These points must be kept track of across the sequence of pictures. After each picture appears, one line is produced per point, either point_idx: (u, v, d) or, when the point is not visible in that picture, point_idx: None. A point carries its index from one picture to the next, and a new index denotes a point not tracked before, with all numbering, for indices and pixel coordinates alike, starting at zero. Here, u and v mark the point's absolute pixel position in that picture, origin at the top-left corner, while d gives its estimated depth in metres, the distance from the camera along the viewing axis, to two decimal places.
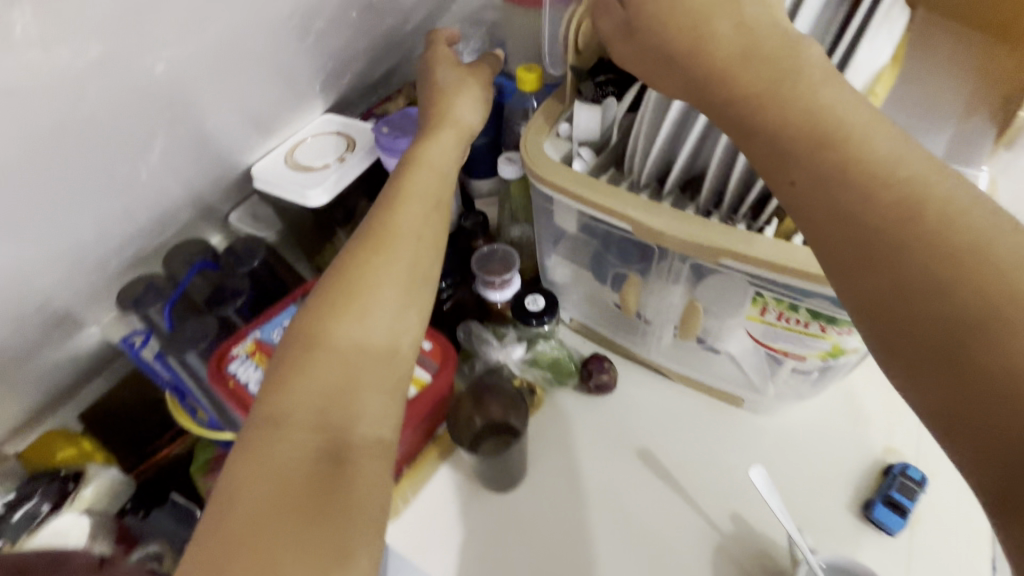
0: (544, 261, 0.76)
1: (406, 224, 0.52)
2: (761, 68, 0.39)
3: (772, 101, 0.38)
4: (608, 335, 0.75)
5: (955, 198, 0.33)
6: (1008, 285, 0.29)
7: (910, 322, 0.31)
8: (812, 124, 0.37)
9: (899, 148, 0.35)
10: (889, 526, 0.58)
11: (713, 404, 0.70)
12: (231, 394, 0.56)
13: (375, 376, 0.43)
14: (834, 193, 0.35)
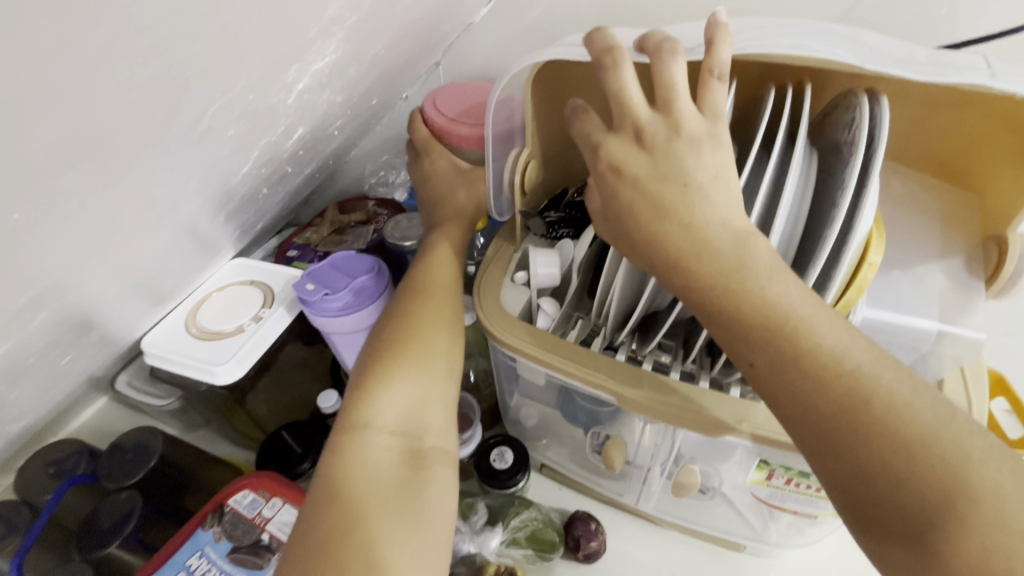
0: (508, 402, 0.67)
1: (439, 270, 0.57)
2: (700, 238, 0.33)
3: (723, 281, 0.32)
4: (586, 482, 0.67)
5: (899, 388, 0.29)
6: (964, 479, 0.27)
7: (887, 520, 0.28)
8: (758, 302, 0.31)
9: (841, 333, 0.31)
10: None
11: (712, 553, 0.63)
12: None
13: (432, 394, 0.48)
14: (793, 375, 0.30)
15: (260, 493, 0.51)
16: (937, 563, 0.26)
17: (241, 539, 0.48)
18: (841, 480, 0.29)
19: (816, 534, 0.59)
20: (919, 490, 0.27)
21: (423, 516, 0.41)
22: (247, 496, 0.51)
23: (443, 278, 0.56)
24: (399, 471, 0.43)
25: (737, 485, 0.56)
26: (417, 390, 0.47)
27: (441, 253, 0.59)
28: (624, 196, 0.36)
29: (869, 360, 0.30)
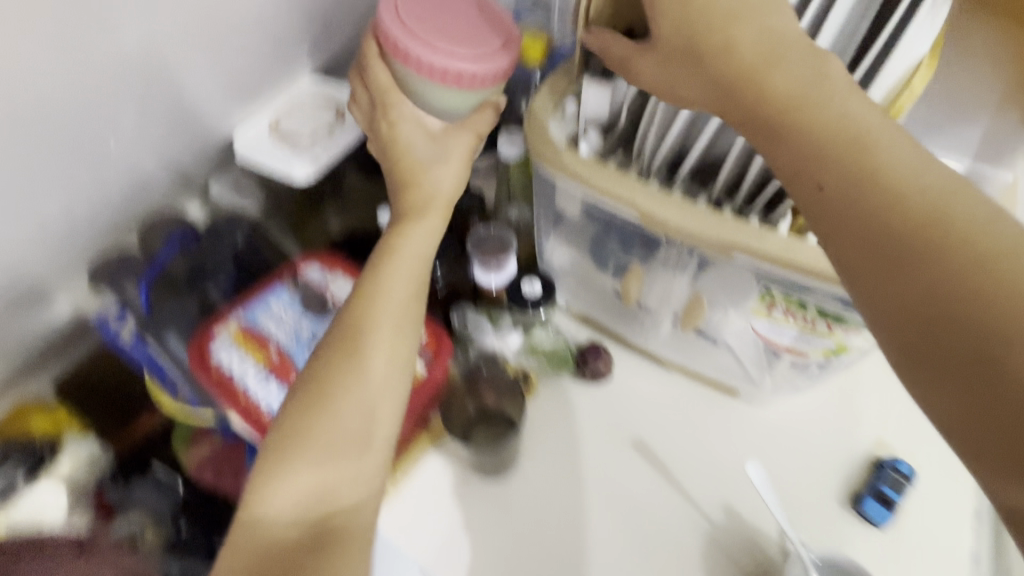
0: (543, 244, 0.73)
1: (394, 266, 0.47)
2: (764, 62, 0.41)
3: (789, 108, 0.39)
4: (604, 321, 0.74)
5: (974, 211, 0.34)
6: (1017, 284, 0.31)
7: (941, 351, 0.32)
8: (835, 122, 0.37)
9: (917, 158, 0.36)
10: (876, 518, 0.58)
11: (709, 393, 0.69)
12: (216, 383, 0.51)
13: (359, 456, 0.42)
14: (854, 195, 0.35)
15: (329, 270, 0.60)
16: (979, 358, 0.31)
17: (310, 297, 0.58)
18: (905, 321, 0.33)
19: (808, 381, 0.64)
20: (961, 292, 0.32)
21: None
22: (315, 268, 0.60)
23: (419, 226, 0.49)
24: (307, 515, 0.40)
25: (741, 326, 0.61)
26: (332, 429, 0.42)
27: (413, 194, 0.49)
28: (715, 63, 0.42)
29: (953, 182, 0.34)
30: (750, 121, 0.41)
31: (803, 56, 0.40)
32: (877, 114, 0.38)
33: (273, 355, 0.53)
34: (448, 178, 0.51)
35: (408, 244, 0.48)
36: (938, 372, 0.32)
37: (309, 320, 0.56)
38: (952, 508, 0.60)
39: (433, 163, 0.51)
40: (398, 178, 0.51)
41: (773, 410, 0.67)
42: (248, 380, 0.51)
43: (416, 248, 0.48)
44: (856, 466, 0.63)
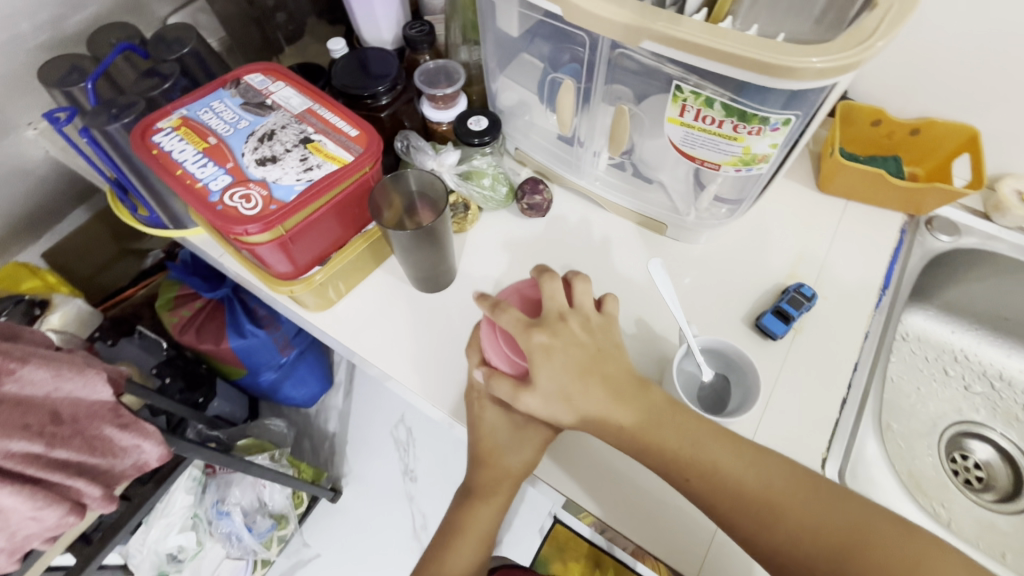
0: (491, 87, 0.75)
1: (515, 464, 0.56)
2: (645, 427, 0.48)
3: (683, 460, 0.47)
4: (549, 163, 0.76)
5: (739, 465, 0.46)
6: (803, 517, 0.44)
7: (808, 569, 0.43)
8: (684, 454, 0.47)
9: (741, 462, 0.46)
10: (773, 329, 0.63)
11: (640, 232, 0.74)
12: (155, 160, 0.55)
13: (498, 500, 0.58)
14: (723, 492, 0.46)
15: (271, 78, 0.62)
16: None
17: (251, 98, 0.60)
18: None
19: (727, 214, 0.68)
20: (782, 536, 0.44)
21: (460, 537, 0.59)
22: (258, 76, 0.62)
23: (511, 441, 0.56)
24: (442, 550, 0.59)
25: (664, 149, 0.63)
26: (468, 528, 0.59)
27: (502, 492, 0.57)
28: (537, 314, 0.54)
29: (678, 455, 0.47)
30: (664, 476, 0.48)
31: (623, 379, 0.50)
32: (700, 424, 0.48)
33: (211, 142, 0.56)
34: (524, 452, 0.56)
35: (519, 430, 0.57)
36: None
37: (247, 116, 0.58)
38: (846, 327, 0.65)
39: (508, 450, 0.56)
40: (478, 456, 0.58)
41: (695, 246, 0.71)
42: (189, 161, 0.54)
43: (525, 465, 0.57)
44: (766, 295, 0.67)
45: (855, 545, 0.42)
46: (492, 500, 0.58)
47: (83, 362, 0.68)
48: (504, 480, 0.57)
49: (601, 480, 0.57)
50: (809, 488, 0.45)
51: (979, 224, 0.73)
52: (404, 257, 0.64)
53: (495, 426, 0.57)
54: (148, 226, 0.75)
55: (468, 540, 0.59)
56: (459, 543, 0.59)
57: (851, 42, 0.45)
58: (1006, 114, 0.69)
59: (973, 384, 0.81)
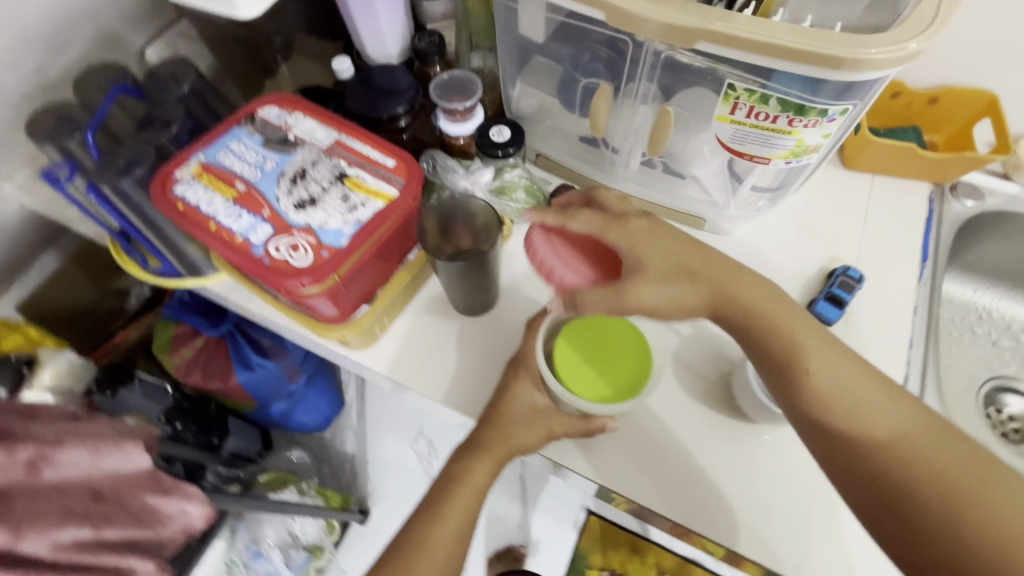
0: (509, 94, 0.72)
1: (520, 442, 0.55)
2: (781, 324, 0.49)
3: (812, 361, 0.48)
4: (576, 167, 0.74)
5: (870, 386, 0.47)
6: (920, 452, 0.45)
7: (906, 497, 0.44)
8: (817, 354, 0.48)
9: (870, 385, 0.47)
10: (828, 316, 0.63)
11: (677, 228, 0.72)
12: (183, 216, 0.51)
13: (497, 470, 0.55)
14: (842, 398, 0.47)
15: (288, 110, 0.58)
16: (902, 511, 0.44)
17: (272, 135, 0.56)
18: (883, 501, 0.45)
19: (766, 203, 0.67)
20: (890, 463, 0.45)
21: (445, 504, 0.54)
22: (274, 109, 0.58)
23: (528, 416, 0.55)
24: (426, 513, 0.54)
25: (704, 146, 0.62)
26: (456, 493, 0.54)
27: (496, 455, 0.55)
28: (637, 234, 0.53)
29: (803, 359, 0.48)
30: (782, 370, 0.49)
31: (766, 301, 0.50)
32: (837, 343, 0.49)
33: (241, 189, 0.52)
34: (532, 432, 0.55)
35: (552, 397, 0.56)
36: (895, 528, 0.44)
37: (273, 155, 0.55)
38: (894, 302, 0.65)
39: (518, 425, 0.55)
40: (491, 424, 0.55)
41: (733, 237, 0.71)
42: (221, 213, 0.51)
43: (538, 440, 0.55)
44: (812, 279, 0.67)
45: (960, 496, 0.42)
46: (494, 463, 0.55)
47: (116, 432, 0.64)
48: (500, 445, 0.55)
49: (674, 480, 0.56)
50: (930, 433, 0.46)
51: (1001, 185, 0.75)
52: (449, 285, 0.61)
53: (518, 401, 0.56)
54: (159, 278, 0.69)
55: (463, 498, 0.54)
56: (457, 496, 0.54)
57: (911, 29, 0.44)
58: (1022, 77, 0.70)
59: (1001, 339, 0.83)
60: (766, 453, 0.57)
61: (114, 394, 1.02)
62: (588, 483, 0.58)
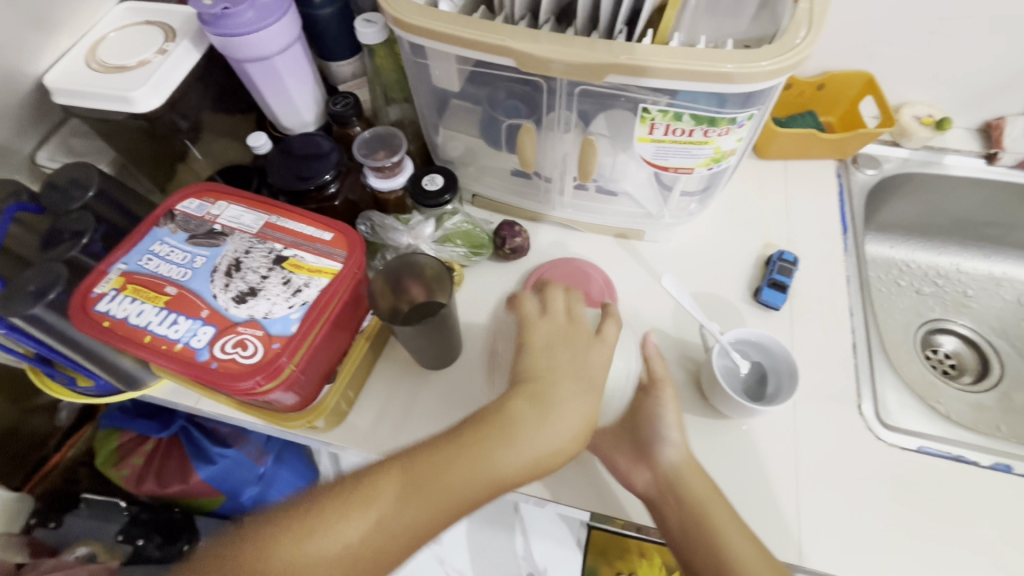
0: (434, 141, 0.73)
1: (551, 446, 0.44)
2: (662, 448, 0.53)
3: (671, 478, 0.52)
4: (513, 202, 0.75)
5: (714, 500, 0.50)
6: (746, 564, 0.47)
7: None
8: (676, 471, 0.52)
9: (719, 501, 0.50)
10: (774, 303, 0.67)
11: (620, 243, 0.74)
12: (112, 333, 0.48)
13: (496, 481, 0.43)
14: (687, 505, 0.50)
15: (208, 199, 0.56)
16: None
17: (196, 229, 0.53)
18: None
19: (696, 206, 0.70)
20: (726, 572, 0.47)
21: (401, 526, 0.40)
22: (194, 200, 0.56)
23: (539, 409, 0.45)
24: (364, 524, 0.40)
25: (630, 164, 0.64)
26: (420, 505, 0.41)
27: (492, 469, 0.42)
28: (543, 328, 0.52)
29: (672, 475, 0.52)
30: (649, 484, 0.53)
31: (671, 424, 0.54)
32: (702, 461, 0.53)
33: (172, 293, 0.49)
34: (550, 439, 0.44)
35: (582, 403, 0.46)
36: None
37: (201, 250, 0.52)
38: (827, 277, 0.70)
39: (535, 423, 0.44)
40: (517, 415, 0.44)
41: (673, 242, 0.73)
42: (154, 323, 0.48)
43: (565, 447, 0.45)
44: (753, 269, 0.71)
45: None
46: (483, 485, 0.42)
47: None
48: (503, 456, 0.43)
49: None
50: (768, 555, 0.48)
51: (893, 151, 0.83)
52: (416, 346, 0.59)
53: (539, 395, 0.46)
54: (96, 397, 0.64)
55: (439, 515, 0.41)
56: (436, 511, 0.41)
57: (793, 38, 0.48)
58: (886, 57, 0.78)
59: (924, 286, 0.88)
60: (748, 445, 0.59)
61: (57, 523, 0.95)
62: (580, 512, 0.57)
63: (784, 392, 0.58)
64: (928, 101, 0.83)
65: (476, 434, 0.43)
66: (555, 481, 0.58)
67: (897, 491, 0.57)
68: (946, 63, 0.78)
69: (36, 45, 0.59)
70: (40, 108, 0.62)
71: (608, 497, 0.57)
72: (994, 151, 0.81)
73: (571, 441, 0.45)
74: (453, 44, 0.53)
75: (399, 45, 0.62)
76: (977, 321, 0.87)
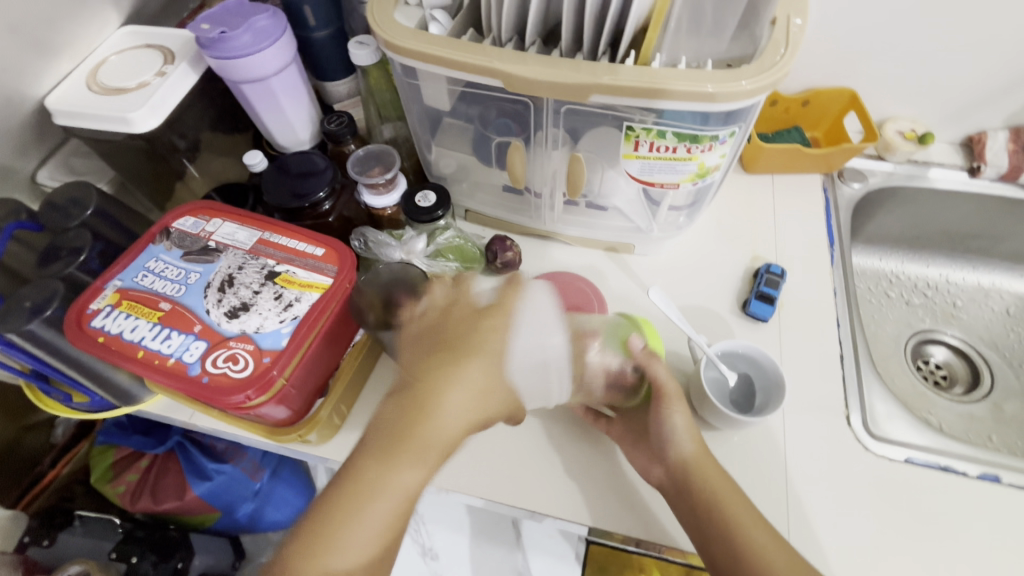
0: (427, 158, 0.74)
1: (455, 397, 0.44)
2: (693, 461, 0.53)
3: (705, 488, 0.52)
4: (504, 216, 0.76)
5: (744, 511, 0.50)
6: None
7: None
8: (707, 482, 0.52)
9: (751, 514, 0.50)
10: (762, 314, 0.67)
11: (611, 256, 0.76)
12: (106, 349, 0.48)
13: (431, 448, 0.43)
14: (717, 517, 0.50)
15: (203, 216, 0.57)
16: None
17: (190, 246, 0.54)
18: None
19: (685, 219, 0.71)
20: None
21: (368, 521, 0.41)
22: (189, 218, 0.57)
23: (454, 389, 0.44)
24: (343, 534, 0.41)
25: (618, 179, 0.65)
26: (382, 500, 0.42)
27: (420, 455, 0.43)
28: (455, 304, 0.51)
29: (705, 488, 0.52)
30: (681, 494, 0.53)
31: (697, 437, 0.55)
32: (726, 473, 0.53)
33: (166, 309, 0.50)
34: (465, 416, 0.45)
35: (483, 353, 0.46)
36: None
37: (194, 266, 0.53)
38: (814, 289, 0.71)
39: (450, 403, 0.44)
40: (420, 383, 0.45)
41: (662, 255, 0.74)
42: (147, 339, 0.48)
43: (478, 396, 0.45)
44: (741, 281, 0.72)
45: None
46: (417, 470, 0.42)
47: None
48: (418, 442, 0.43)
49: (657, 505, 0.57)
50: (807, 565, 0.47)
51: (878, 165, 0.85)
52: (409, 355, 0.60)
53: (449, 373, 0.45)
54: (91, 412, 0.64)
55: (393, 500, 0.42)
56: (392, 495, 0.42)
57: (770, 57, 0.50)
58: (868, 74, 0.80)
59: (913, 297, 0.89)
60: (737, 456, 0.59)
61: (51, 541, 0.93)
62: (576, 526, 0.57)
63: (771, 403, 0.58)
64: (911, 116, 0.85)
65: (399, 410, 0.44)
66: (546, 493, 0.58)
67: (887, 501, 0.57)
68: (926, 79, 0.79)
69: (39, 68, 0.60)
70: (41, 129, 0.64)
71: (602, 510, 0.57)
72: (977, 164, 0.82)
73: (484, 393, 0.45)
74: (443, 64, 0.54)
75: (392, 66, 0.63)
76: (967, 332, 0.87)
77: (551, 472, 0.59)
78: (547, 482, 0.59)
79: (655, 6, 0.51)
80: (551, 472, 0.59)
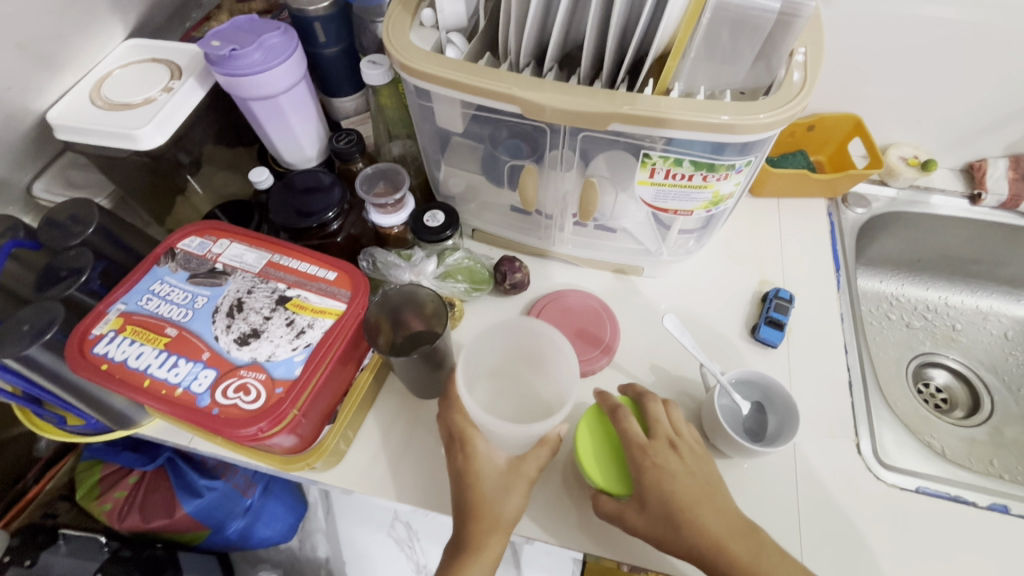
0: (436, 176, 0.73)
1: (484, 489, 0.52)
2: (653, 471, 0.51)
3: (673, 501, 0.49)
4: (512, 236, 0.76)
5: (721, 517, 0.49)
6: None
7: None
8: (683, 486, 0.50)
9: (727, 520, 0.49)
10: (772, 340, 0.67)
11: (619, 278, 0.75)
12: (110, 377, 0.47)
13: (493, 537, 0.50)
14: (689, 528, 0.48)
15: (210, 237, 0.56)
16: None
17: (198, 268, 0.53)
18: None
19: (694, 244, 0.71)
20: None
21: None
22: (196, 239, 0.55)
23: (499, 489, 0.52)
24: None
25: (629, 203, 0.65)
26: None
27: (492, 545, 0.50)
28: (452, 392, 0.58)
29: (678, 495, 0.50)
30: (643, 498, 0.50)
31: (659, 449, 0.52)
32: (700, 473, 0.51)
33: (173, 335, 0.48)
34: (513, 497, 0.52)
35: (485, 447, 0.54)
36: None
37: (202, 290, 0.52)
38: (821, 314, 0.71)
39: (497, 498, 0.52)
40: (456, 477, 0.53)
41: (670, 278, 0.74)
42: (154, 367, 0.47)
43: (505, 482, 0.52)
44: (749, 305, 0.72)
45: None
46: (491, 552, 0.50)
47: None
48: (495, 530, 0.50)
49: None
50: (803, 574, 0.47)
51: (881, 190, 0.86)
52: (417, 376, 0.59)
53: (483, 470, 0.53)
54: (85, 435, 0.62)
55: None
56: (470, 572, 0.50)
57: (789, 91, 0.50)
58: (873, 101, 0.81)
59: (913, 320, 0.90)
60: (749, 484, 0.59)
61: (33, 561, 0.88)
62: (573, 552, 0.56)
63: (784, 432, 0.58)
64: (913, 143, 0.86)
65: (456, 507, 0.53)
66: (554, 522, 0.57)
67: (898, 532, 0.57)
68: (931, 107, 0.81)
69: (41, 82, 0.59)
70: (41, 142, 0.62)
71: (613, 537, 0.56)
72: (978, 191, 0.84)
73: (509, 483, 0.53)
74: (457, 88, 0.53)
75: (405, 87, 0.63)
76: (967, 355, 0.88)
77: (560, 498, 0.58)
78: (557, 510, 0.57)
79: (677, 36, 0.51)
80: (556, 497, 0.58)
